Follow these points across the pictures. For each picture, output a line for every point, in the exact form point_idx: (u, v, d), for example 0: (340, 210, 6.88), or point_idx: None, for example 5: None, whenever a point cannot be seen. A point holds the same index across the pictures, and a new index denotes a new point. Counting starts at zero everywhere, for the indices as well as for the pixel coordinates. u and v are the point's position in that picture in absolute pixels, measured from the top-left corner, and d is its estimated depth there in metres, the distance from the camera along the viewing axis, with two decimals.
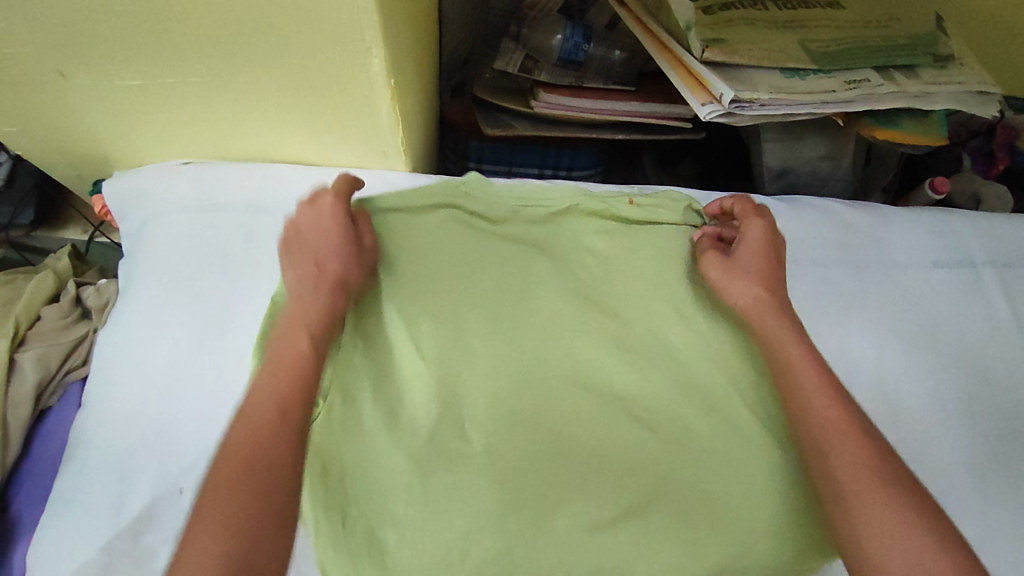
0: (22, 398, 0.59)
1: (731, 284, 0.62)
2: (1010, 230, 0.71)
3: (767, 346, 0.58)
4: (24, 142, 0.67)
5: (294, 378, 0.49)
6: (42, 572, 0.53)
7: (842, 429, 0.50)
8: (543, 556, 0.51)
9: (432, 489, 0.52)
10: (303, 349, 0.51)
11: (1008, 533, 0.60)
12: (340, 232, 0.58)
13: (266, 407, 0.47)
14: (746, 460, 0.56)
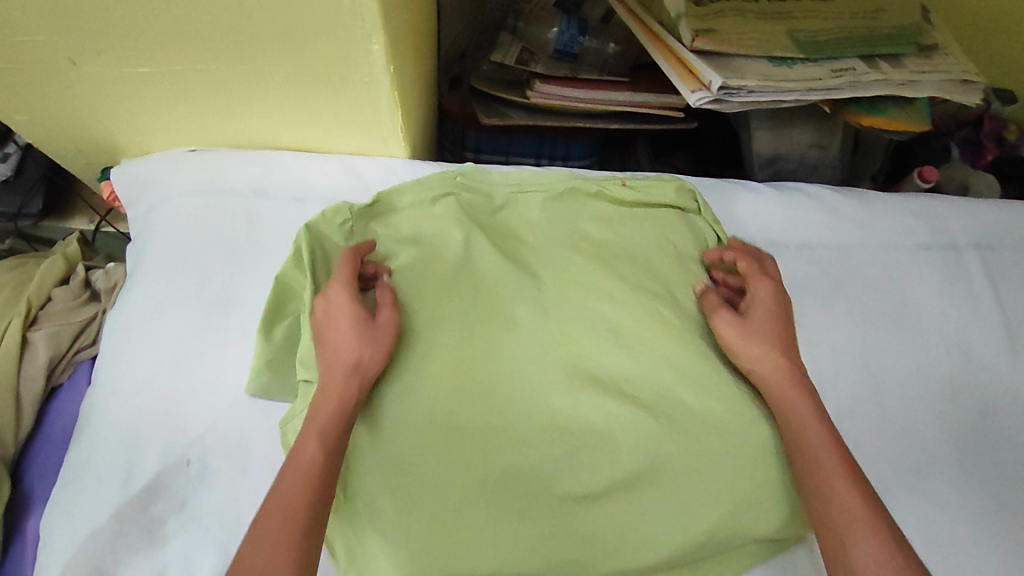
0: (34, 374, 0.62)
1: (746, 351, 0.59)
2: (994, 214, 0.73)
3: (785, 422, 0.56)
4: (35, 131, 0.69)
5: (303, 480, 0.47)
6: (57, 539, 0.56)
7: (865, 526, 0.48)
8: (536, 523, 0.53)
9: (429, 459, 0.54)
10: (313, 452, 0.48)
11: (985, 503, 0.62)
12: (354, 322, 0.54)
13: (273, 515, 0.45)
14: (736, 435, 0.58)
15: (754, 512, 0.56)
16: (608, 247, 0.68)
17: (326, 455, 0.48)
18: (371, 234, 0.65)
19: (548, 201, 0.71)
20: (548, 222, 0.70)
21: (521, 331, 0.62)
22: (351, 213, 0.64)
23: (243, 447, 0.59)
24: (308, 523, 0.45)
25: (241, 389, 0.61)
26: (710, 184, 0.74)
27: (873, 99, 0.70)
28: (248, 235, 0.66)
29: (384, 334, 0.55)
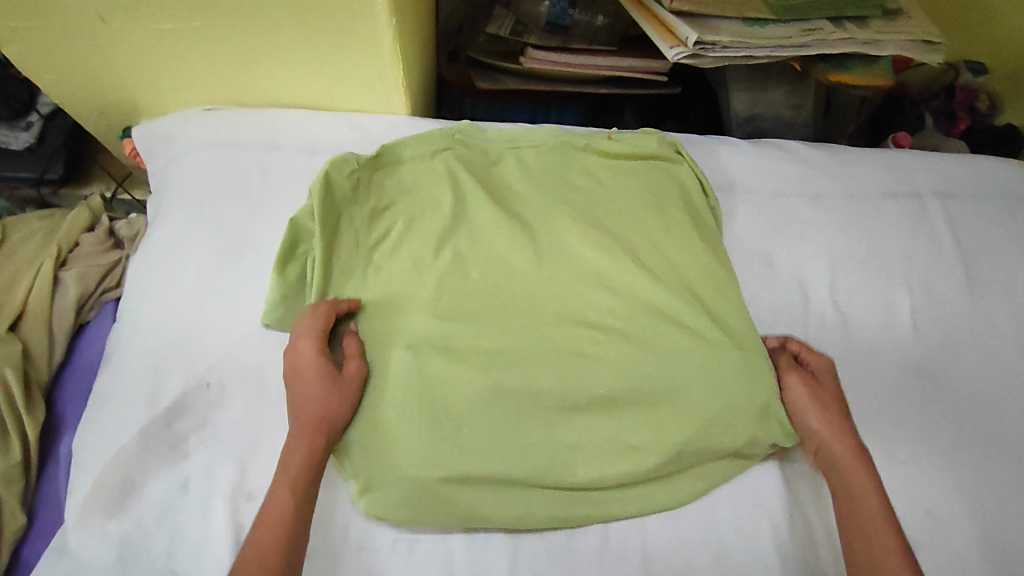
0: (65, 310, 0.68)
1: (812, 419, 0.62)
2: (954, 166, 0.78)
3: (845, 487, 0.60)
4: (62, 91, 0.75)
5: (275, 526, 0.53)
6: (88, 453, 0.61)
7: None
8: (523, 434, 0.59)
9: (428, 376, 0.60)
10: (286, 501, 0.54)
11: (939, 424, 0.68)
12: (320, 377, 0.58)
13: (249, 563, 0.51)
14: (710, 360, 0.63)
15: (725, 428, 0.61)
16: (597, 197, 0.73)
17: (296, 502, 0.55)
18: (374, 182, 0.70)
19: (539, 154, 0.75)
20: (540, 171, 0.74)
21: (514, 267, 0.67)
22: (358, 163, 0.68)
23: (259, 371, 0.64)
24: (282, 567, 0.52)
25: (256, 321, 0.66)
26: (692, 139, 0.78)
27: (843, 57, 0.76)
28: (261, 184, 0.71)
29: (349, 385, 0.59)
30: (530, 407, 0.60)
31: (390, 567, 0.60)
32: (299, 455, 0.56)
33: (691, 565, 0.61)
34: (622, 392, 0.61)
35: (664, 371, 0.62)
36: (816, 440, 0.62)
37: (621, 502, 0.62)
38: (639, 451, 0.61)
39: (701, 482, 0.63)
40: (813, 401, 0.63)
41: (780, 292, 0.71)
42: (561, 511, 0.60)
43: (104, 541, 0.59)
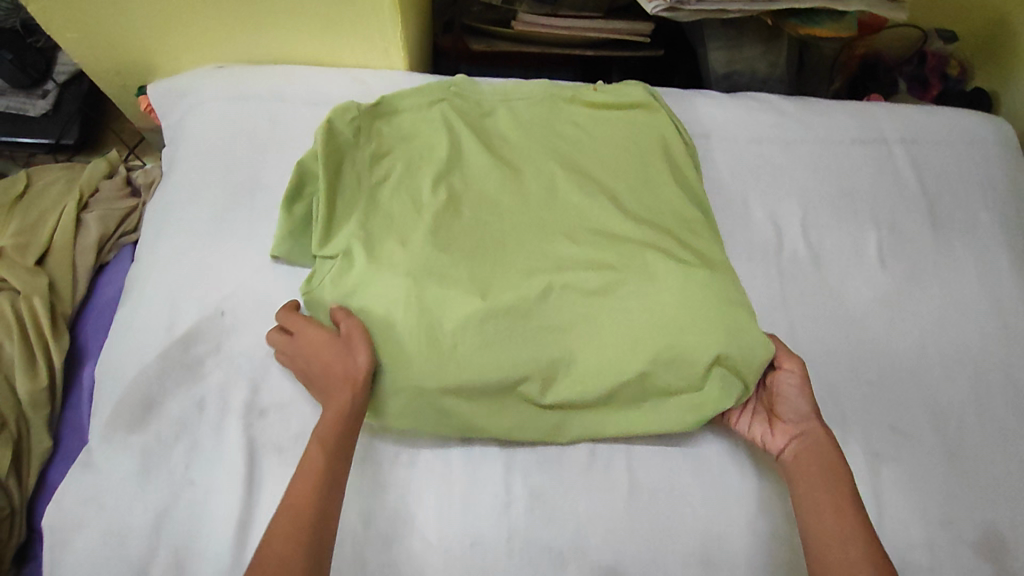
0: (86, 248, 0.75)
1: (801, 403, 0.65)
2: (921, 116, 0.85)
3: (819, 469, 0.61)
4: (80, 50, 0.80)
5: (312, 483, 0.55)
6: (110, 376, 0.66)
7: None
8: (513, 350, 0.63)
9: (425, 298, 0.64)
10: (319, 460, 0.56)
11: (905, 348, 0.73)
12: (332, 343, 0.62)
13: (289, 521, 0.53)
14: (685, 281, 0.67)
15: (699, 338, 0.64)
16: (584, 144, 0.77)
17: (328, 460, 0.57)
18: (375, 130, 0.74)
19: (530, 105, 0.79)
20: (531, 120, 0.78)
21: (510, 201, 0.72)
22: (359, 111, 0.73)
23: (269, 300, 0.69)
24: (317, 517, 0.54)
25: (266, 255, 0.71)
26: (675, 93, 0.83)
27: (811, 11, 0.83)
28: (269, 132, 0.76)
29: (355, 340, 0.61)
30: (521, 325, 0.65)
31: (393, 477, 0.64)
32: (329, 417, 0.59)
33: (673, 474, 0.66)
34: (603, 314, 0.66)
35: (642, 291, 0.67)
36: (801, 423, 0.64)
37: (602, 422, 0.65)
38: (621, 368, 0.64)
39: (686, 407, 0.65)
40: (801, 386, 0.65)
41: (757, 229, 0.76)
42: (541, 426, 0.65)
43: (126, 455, 0.63)
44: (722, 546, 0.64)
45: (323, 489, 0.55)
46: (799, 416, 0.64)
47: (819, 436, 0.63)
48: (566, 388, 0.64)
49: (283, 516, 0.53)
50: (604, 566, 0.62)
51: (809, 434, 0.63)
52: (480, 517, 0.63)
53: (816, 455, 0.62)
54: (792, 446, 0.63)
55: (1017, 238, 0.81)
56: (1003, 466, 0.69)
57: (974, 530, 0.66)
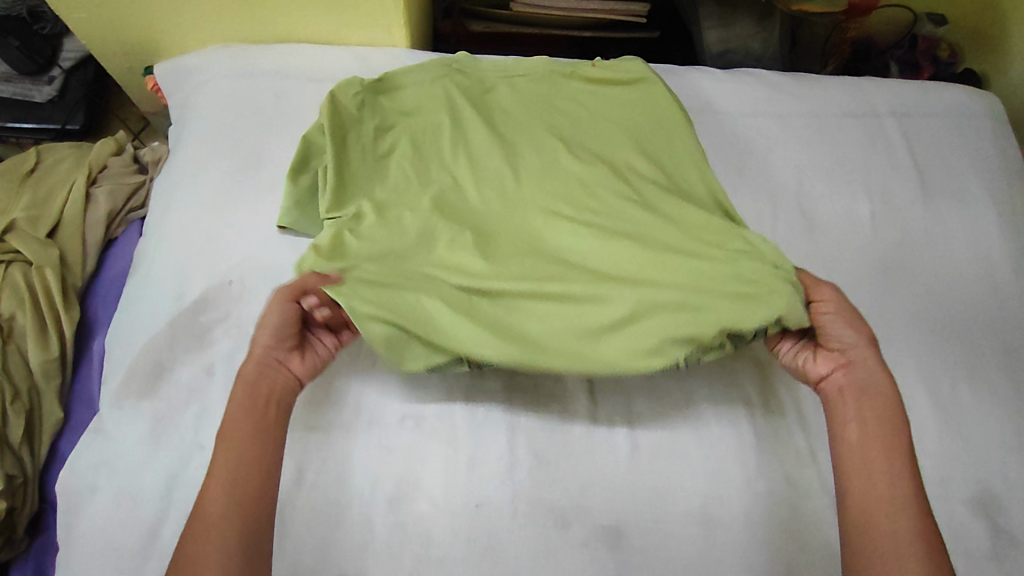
0: (96, 222, 0.78)
1: (847, 336, 0.61)
2: (911, 91, 0.88)
3: (867, 416, 0.58)
4: (89, 30, 0.81)
5: (230, 472, 0.54)
6: (121, 344, 0.67)
7: (918, 547, 0.52)
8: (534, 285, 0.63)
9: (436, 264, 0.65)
10: (224, 460, 0.55)
11: (902, 313, 0.74)
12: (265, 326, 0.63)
13: (212, 512, 0.52)
14: (695, 218, 0.68)
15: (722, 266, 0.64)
16: (580, 118, 0.78)
17: (238, 462, 0.55)
18: (379, 105, 0.76)
19: (529, 81, 0.81)
20: (530, 96, 0.80)
21: (513, 169, 0.73)
22: (362, 86, 0.76)
23: (276, 269, 0.70)
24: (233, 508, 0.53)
25: (273, 226, 0.72)
26: (672, 70, 0.86)
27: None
28: (275, 107, 0.78)
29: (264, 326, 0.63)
30: (527, 263, 0.65)
31: (399, 441, 0.64)
32: (236, 413, 0.57)
33: (676, 436, 0.66)
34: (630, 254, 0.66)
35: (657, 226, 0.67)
36: (846, 356, 0.61)
37: (632, 344, 0.60)
38: (654, 287, 0.62)
39: (746, 313, 0.60)
40: (846, 316, 0.61)
41: (753, 199, 0.78)
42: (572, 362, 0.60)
43: (135, 422, 0.63)
44: (722, 507, 0.63)
45: (238, 487, 0.54)
46: (846, 345, 0.61)
47: (868, 371, 0.60)
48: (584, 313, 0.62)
49: (210, 523, 0.52)
50: (608, 527, 0.61)
51: (856, 370, 0.60)
52: (485, 481, 0.62)
53: (859, 397, 0.59)
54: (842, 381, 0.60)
55: (1007, 210, 0.83)
56: (997, 428, 0.70)
57: (968, 490, 0.66)
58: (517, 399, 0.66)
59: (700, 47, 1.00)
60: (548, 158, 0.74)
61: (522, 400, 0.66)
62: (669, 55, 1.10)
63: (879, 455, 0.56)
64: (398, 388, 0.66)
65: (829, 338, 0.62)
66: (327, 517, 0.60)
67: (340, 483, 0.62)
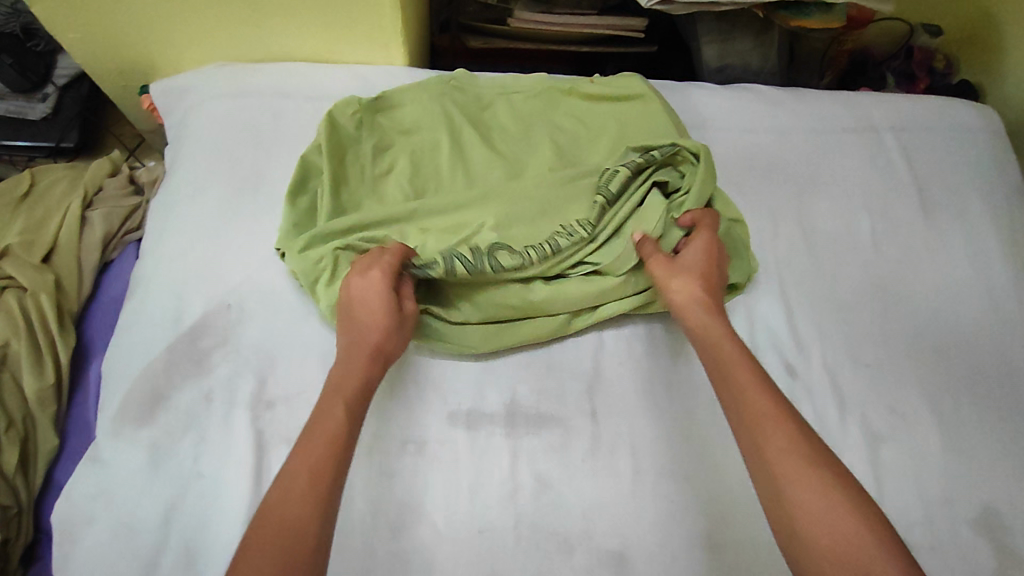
0: (92, 245, 0.78)
1: (671, 290, 0.64)
2: (909, 105, 0.89)
3: (707, 344, 0.60)
4: (85, 52, 0.81)
5: (327, 432, 0.51)
6: (117, 370, 0.66)
7: (780, 428, 0.51)
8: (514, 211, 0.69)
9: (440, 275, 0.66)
10: (339, 414, 0.53)
11: (903, 329, 0.74)
12: (389, 309, 0.60)
13: (301, 466, 0.49)
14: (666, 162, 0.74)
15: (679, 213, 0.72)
16: (580, 136, 0.78)
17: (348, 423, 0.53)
18: (377, 124, 0.75)
19: (528, 98, 0.80)
20: (530, 114, 0.79)
21: (513, 189, 0.70)
22: (360, 104, 0.74)
23: (274, 293, 0.69)
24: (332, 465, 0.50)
25: (271, 248, 0.72)
26: (672, 86, 0.86)
27: (800, 3, 0.90)
28: (272, 126, 0.78)
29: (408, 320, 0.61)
30: (520, 225, 0.69)
31: (400, 466, 0.63)
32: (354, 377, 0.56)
33: (678, 455, 0.65)
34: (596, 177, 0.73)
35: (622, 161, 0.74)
36: (675, 311, 0.64)
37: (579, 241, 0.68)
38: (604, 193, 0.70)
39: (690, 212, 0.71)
40: (669, 274, 0.65)
41: (753, 216, 0.78)
42: (518, 233, 0.68)
43: (131, 450, 0.62)
44: (726, 530, 0.63)
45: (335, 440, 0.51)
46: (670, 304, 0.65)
47: (695, 317, 0.62)
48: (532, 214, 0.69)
49: (298, 477, 0.48)
50: (612, 551, 0.61)
51: (682, 317, 0.63)
52: (487, 506, 0.61)
53: (706, 337, 0.61)
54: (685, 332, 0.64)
55: (1005, 224, 0.83)
56: (1000, 445, 0.70)
57: (973, 509, 0.66)
58: (518, 421, 0.66)
59: (699, 64, 1.01)
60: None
61: (524, 422, 0.66)
62: (666, 67, 1.10)
63: (716, 368, 0.58)
64: (399, 412, 0.65)
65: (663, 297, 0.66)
66: None
67: (341, 512, 0.60)
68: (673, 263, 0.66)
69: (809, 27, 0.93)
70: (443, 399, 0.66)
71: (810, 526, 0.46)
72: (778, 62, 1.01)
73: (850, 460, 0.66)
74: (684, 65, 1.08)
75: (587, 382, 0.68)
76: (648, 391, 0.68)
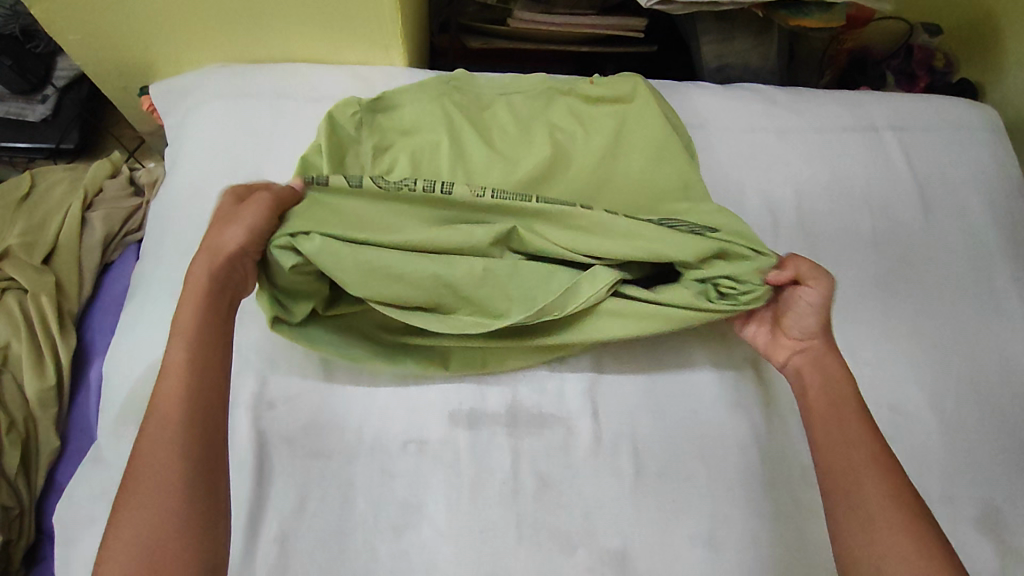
0: (93, 247, 0.78)
1: (811, 322, 0.62)
2: (908, 104, 0.89)
3: (816, 376, 0.61)
4: (85, 53, 0.81)
5: (177, 377, 0.51)
6: (117, 370, 0.66)
7: (878, 472, 0.54)
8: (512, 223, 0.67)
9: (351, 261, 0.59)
10: (183, 358, 0.52)
11: (904, 328, 0.74)
12: (224, 217, 0.58)
13: (161, 413, 0.50)
14: (665, 168, 0.75)
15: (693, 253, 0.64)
16: (579, 136, 0.78)
17: (193, 355, 0.52)
18: (377, 125, 0.75)
19: (527, 98, 0.80)
20: (529, 115, 0.79)
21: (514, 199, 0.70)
22: (359, 105, 0.74)
23: None
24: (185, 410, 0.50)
25: None
26: (672, 86, 0.86)
27: (800, 3, 0.90)
28: (273, 126, 0.78)
29: (239, 216, 0.58)
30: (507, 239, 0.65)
31: (401, 465, 0.63)
32: (191, 311, 0.54)
33: (680, 455, 0.65)
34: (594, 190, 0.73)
35: (620, 170, 0.76)
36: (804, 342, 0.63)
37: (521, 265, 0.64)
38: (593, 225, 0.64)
39: None
40: (821, 308, 0.61)
41: (754, 215, 0.78)
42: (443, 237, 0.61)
43: (132, 450, 0.62)
44: (727, 529, 0.63)
45: (193, 389, 0.51)
46: (804, 334, 0.63)
47: (822, 352, 0.62)
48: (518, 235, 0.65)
49: (151, 418, 0.50)
50: (614, 551, 0.61)
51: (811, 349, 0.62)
52: (488, 506, 0.61)
53: (820, 369, 0.62)
54: (792, 359, 0.64)
55: (1006, 223, 0.83)
56: (1001, 443, 0.70)
57: (974, 507, 0.66)
58: (519, 421, 0.66)
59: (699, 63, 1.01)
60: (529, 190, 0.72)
61: (526, 422, 0.66)
62: (666, 67, 1.10)
63: (817, 399, 0.60)
64: (399, 413, 0.65)
65: (792, 323, 0.63)
66: (327, 545, 0.59)
67: (342, 513, 0.60)
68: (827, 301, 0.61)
69: (808, 26, 0.94)
70: (444, 399, 0.66)
71: (890, 563, 0.50)
72: (778, 62, 1.01)
73: None
74: (684, 65, 1.09)
75: (587, 381, 0.68)
76: (648, 391, 0.68)
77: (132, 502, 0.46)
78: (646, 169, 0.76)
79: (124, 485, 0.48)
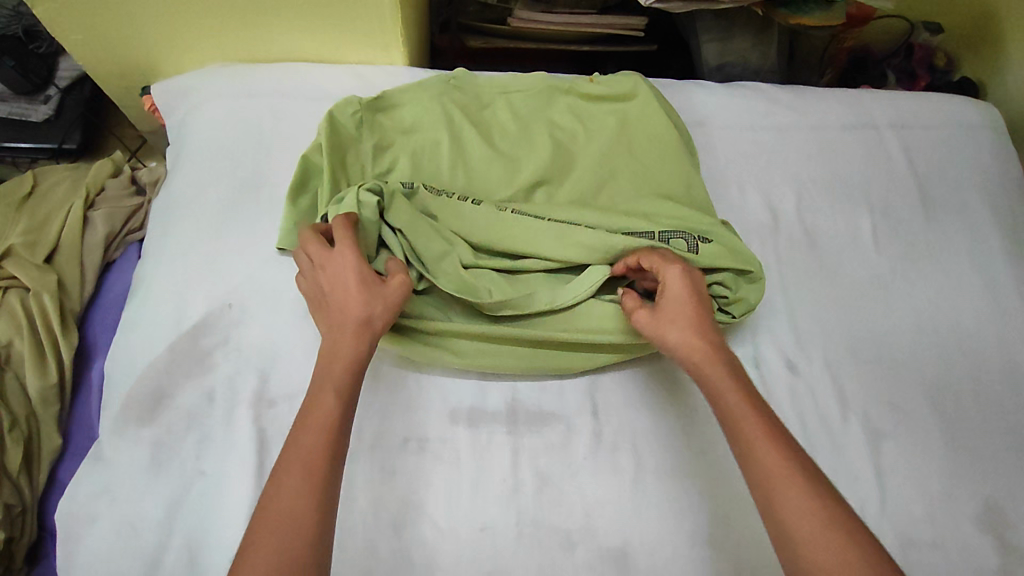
0: (95, 246, 0.78)
1: (670, 344, 0.59)
2: (909, 102, 0.89)
3: (708, 392, 0.56)
4: (85, 52, 0.81)
5: (321, 426, 0.50)
6: (118, 368, 0.66)
7: (793, 477, 0.48)
8: (511, 222, 0.68)
9: (418, 232, 0.65)
10: (331, 407, 0.52)
11: (904, 326, 0.74)
12: (365, 287, 0.57)
13: (296, 461, 0.48)
14: (664, 168, 0.76)
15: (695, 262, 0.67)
16: (579, 136, 0.78)
17: (340, 406, 0.52)
18: (377, 124, 0.75)
19: (528, 97, 0.80)
20: (529, 113, 0.79)
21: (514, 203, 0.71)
22: (361, 104, 0.74)
23: (275, 292, 0.69)
24: (329, 462, 0.49)
25: (272, 247, 0.72)
26: (672, 85, 0.86)
27: (800, 2, 0.90)
28: (273, 126, 0.78)
29: (389, 293, 0.58)
30: (508, 238, 0.67)
31: (402, 464, 0.63)
32: (342, 366, 0.54)
33: (681, 454, 0.65)
34: (594, 192, 0.74)
35: (622, 168, 0.76)
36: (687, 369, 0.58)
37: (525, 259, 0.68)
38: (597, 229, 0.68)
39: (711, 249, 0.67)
40: (659, 335, 0.60)
41: (754, 214, 0.78)
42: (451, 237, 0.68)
43: (134, 447, 0.62)
44: (726, 528, 0.63)
45: (332, 437, 0.50)
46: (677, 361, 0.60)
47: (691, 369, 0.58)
48: (523, 236, 0.67)
49: (290, 461, 0.48)
50: (613, 549, 0.61)
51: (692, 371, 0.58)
52: (488, 504, 0.62)
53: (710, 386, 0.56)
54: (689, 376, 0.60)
55: (1006, 221, 0.83)
56: (1002, 440, 0.70)
57: (975, 504, 0.66)
58: (519, 419, 0.66)
59: (699, 62, 1.02)
60: (531, 190, 0.73)
61: (526, 420, 0.66)
62: (667, 66, 1.11)
63: (718, 410, 0.54)
64: (399, 412, 0.65)
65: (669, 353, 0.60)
66: None
67: (343, 510, 0.60)
68: (658, 314, 0.60)
69: (809, 24, 0.94)
70: (444, 397, 0.66)
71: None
72: (778, 60, 1.02)
73: (852, 457, 0.66)
74: (684, 63, 1.09)
75: (587, 380, 0.68)
76: (648, 389, 0.68)
77: (260, 545, 0.44)
78: (647, 170, 0.76)
79: (249, 535, 0.46)
